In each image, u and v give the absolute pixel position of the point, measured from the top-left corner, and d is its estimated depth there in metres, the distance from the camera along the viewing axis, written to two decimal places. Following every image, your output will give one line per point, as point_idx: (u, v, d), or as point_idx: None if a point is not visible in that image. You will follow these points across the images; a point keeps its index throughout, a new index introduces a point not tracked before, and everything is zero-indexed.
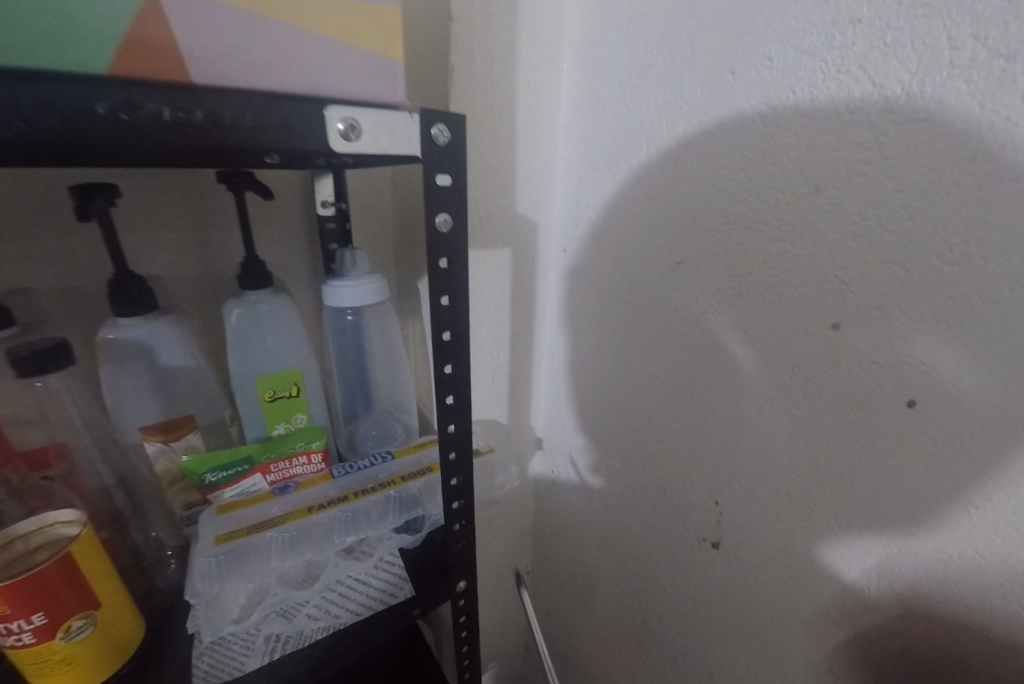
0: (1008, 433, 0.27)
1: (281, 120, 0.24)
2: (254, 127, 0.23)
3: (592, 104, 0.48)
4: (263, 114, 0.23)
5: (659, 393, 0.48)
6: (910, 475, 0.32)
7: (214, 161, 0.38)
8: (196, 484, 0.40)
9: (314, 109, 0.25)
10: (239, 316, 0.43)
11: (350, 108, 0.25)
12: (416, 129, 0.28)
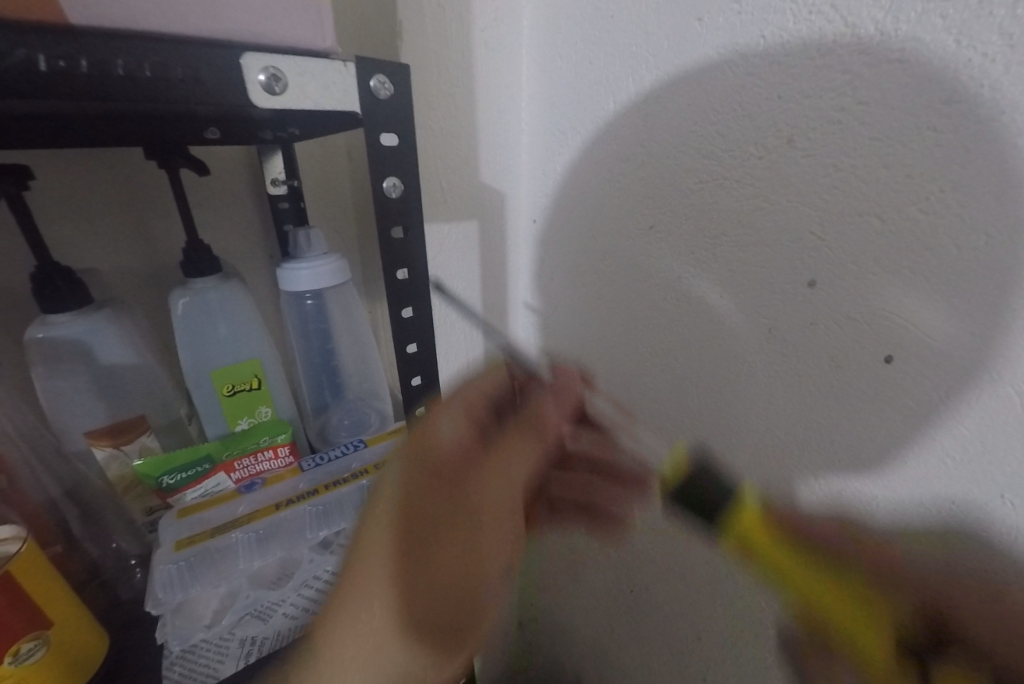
0: (985, 385, 0.27)
1: (186, 69, 0.23)
2: (154, 77, 0.22)
3: (555, 63, 0.45)
4: (164, 62, 0.22)
5: (638, 363, 0.47)
6: (890, 431, 0.31)
7: (141, 136, 0.34)
8: (153, 487, 0.38)
9: (228, 58, 0.23)
10: (185, 307, 0.39)
11: (272, 56, 0.24)
12: (352, 80, 0.27)
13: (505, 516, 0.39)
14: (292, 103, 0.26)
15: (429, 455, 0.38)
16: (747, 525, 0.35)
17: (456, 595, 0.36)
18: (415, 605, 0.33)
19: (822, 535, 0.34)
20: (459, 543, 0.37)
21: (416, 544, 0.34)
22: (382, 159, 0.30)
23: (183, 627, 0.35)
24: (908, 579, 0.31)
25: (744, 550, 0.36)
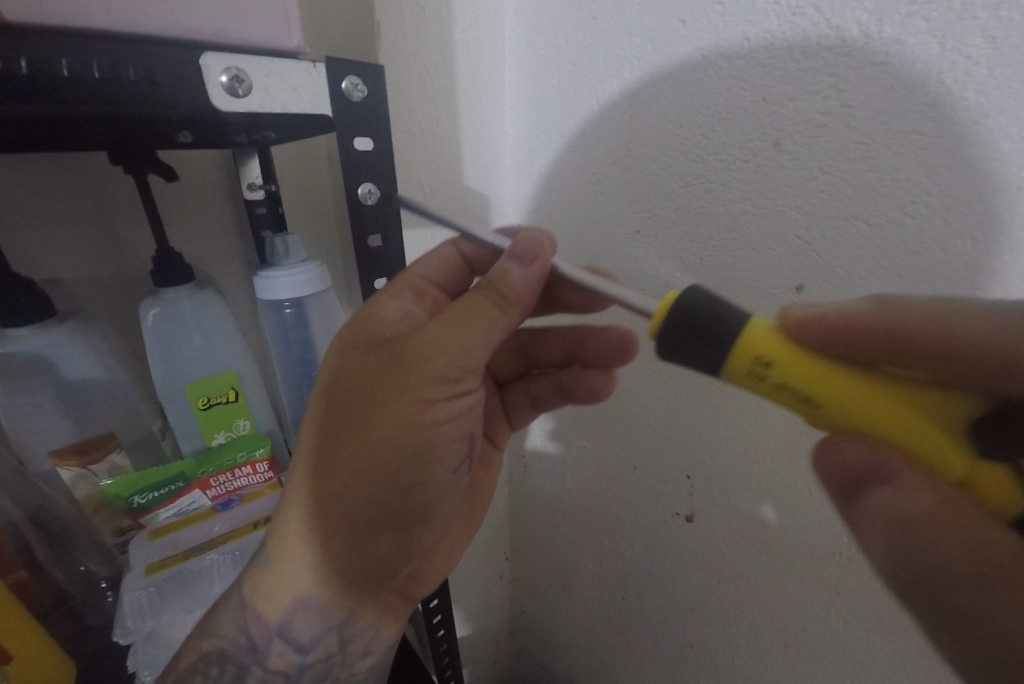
0: None
1: (142, 72, 0.20)
2: (104, 81, 0.19)
3: (537, 65, 0.45)
4: (116, 63, 0.19)
5: (626, 368, 0.47)
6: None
7: (104, 139, 0.32)
8: (123, 507, 0.36)
9: (188, 57, 0.21)
10: (156, 318, 0.38)
11: (234, 56, 0.22)
12: (322, 83, 0.26)
13: (464, 373, 0.31)
14: (259, 105, 0.23)
15: (374, 332, 0.33)
16: (758, 341, 0.26)
17: (410, 503, 0.33)
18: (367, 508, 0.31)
19: (873, 326, 0.26)
20: (400, 407, 0.30)
21: (377, 448, 0.30)
22: (359, 165, 0.30)
23: (155, 654, 0.35)
24: (966, 356, 0.26)
25: (778, 385, 0.26)
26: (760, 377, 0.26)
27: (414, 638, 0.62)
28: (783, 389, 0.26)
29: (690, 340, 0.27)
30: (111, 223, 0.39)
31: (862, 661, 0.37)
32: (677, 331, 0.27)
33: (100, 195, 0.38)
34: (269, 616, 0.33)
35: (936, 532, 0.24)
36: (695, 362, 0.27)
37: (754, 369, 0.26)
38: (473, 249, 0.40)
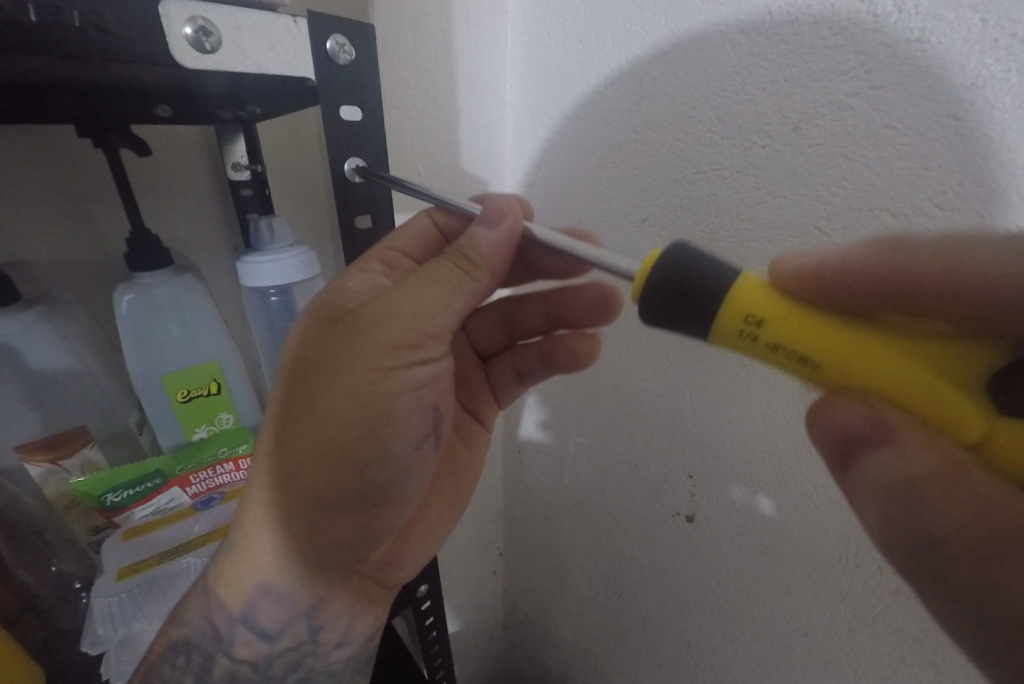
0: None
1: (88, 18, 0.17)
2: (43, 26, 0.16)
3: (542, 41, 0.42)
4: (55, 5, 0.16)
5: (626, 363, 0.45)
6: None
7: (69, 109, 0.29)
8: (95, 507, 0.34)
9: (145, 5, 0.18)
10: (130, 304, 0.35)
11: (199, 5, 0.19)
12: (304, 42, 0.23)
13: (424, 338, 0.30)
14: (230, 63, 0.21)
15: (334, 302, 0.31)
16: (749, 300, 0.25)
17: (372, 477, 0.31)
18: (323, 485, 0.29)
19: (867, 275, 0.25)
20: (354, 375, 0.28)
21: (337, 419, 0.29)
22: (347, 136, 0.27)
23: (128, 660, 0.33)
24: (973, 292, 0.25)
25: (771, 345, 0.25)
26: (751, 337, 0.25)
27: (405, 635, 0.61)
28: (778, 350, 0.25)
29: (683, 299, 0.26)
30: (84, 202, 0.37)
31: (866, 671, 0.36)
32: (669, 294, 0.26)
33: (71, 173, 0.36)
34: (231, 604, 0.31)
35: (951, 504, 0.21)
36: (687, 325, 0.27)
37: (747, 329, 0.25)
38: (447, 217, 0.37)
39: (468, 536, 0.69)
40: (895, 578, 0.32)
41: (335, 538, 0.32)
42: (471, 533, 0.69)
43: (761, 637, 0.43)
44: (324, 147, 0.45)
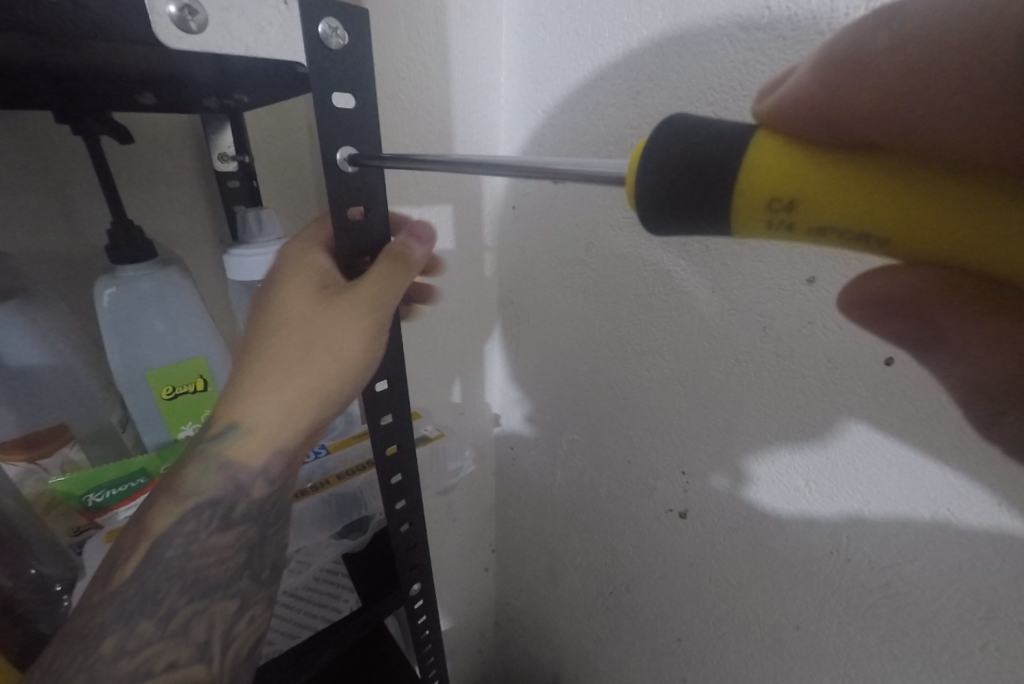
0: None
1: None
2: None
3: (538, 33, 0.41)
4: None
5: (619, 360, 0.44)
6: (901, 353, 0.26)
7: (48, 95, 0.28)
8: (77, 508, 0.33)
9: None
10: (113, 297, 0.34)
11: None
12: (295, 24, 0.22)
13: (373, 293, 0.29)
14: (217, 45, 0.20)
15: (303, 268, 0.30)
16: (769, 171, 0.17)
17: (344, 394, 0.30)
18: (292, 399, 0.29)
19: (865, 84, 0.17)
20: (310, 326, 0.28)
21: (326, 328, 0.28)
22: (339, 124, 0.25)
23: None
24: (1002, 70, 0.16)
25: (812, 232, 0.17)
26: (782, 222, 0.18)
27: (399, 631, 0.61)
28: (819, 232, 0.17)
29: (682, 192, 0.19)
30: (64, 191, 0.35)
31: (856, 664, 0.36)
32: (660, 189, 0.19)
33: (51, 160, 0.34)
34: None
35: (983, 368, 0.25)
36: (691, 231, 0.19)
37: (774, 215, 0.18)
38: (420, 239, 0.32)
39: (459, 533, 0.69)
40: (884, 573, 0.32)
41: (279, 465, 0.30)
42: (463, 530, 0.69)
43: (752, 631, 0.43)
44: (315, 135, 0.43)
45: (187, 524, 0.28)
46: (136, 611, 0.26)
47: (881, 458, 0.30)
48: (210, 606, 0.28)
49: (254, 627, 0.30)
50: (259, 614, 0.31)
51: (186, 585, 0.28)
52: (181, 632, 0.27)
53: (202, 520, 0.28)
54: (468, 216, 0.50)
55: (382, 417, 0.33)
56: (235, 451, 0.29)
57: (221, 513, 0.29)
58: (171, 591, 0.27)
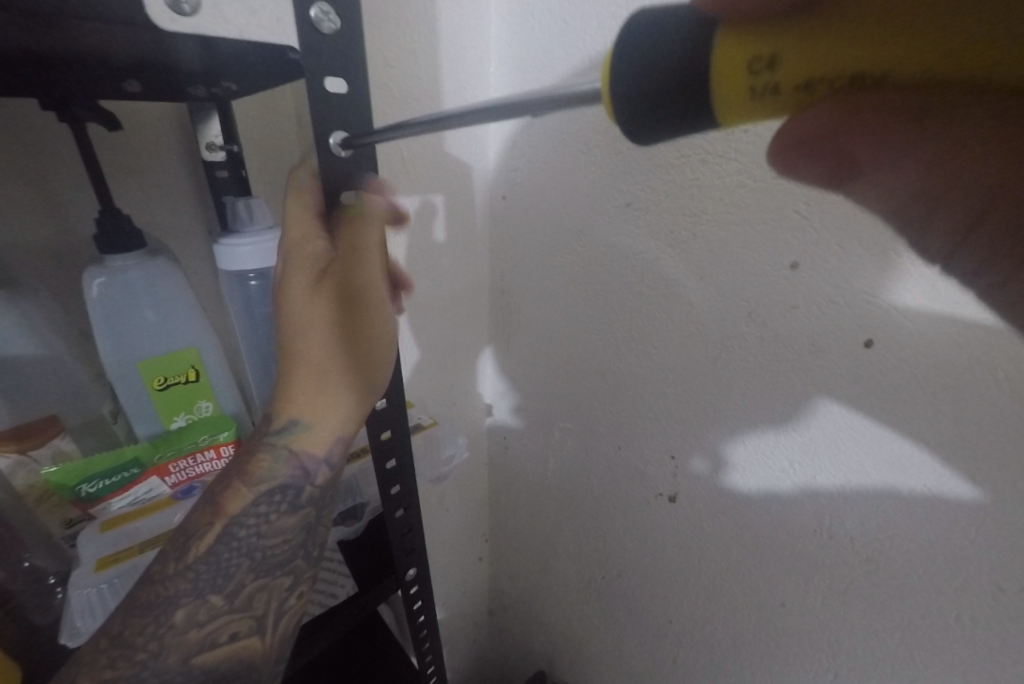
0: (968, 380, 0.26)
1: None
2: None
3: (526, 22, 0.42)
4: None
5: (609, 347, 0.45)
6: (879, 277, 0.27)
7: (37, 83, 0.28)
8: (70, 498, 0.33)
9: None
10: (102, 288, 0.34)
11: None
12: (288, 7, 0.21)
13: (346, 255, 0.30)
14: (210, 28, 0.20)
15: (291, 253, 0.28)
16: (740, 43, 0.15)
17: (376, 366, 0.32)
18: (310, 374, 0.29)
19: None
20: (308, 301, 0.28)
21: (330, 315, 0.29)
22: (331, 108, 0.25)
23: None
24: None
25: (797, 91, 0.15)
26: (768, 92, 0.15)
27: (393, 618, 0.61)
28: (809, 90, 0.15)
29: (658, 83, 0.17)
30: (46, 182, 0.34)
31: (838, 638, 0.37)
32: (634, 82, 0.17)
33: (35, 149, 0.33)
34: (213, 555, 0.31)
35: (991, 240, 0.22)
36: (676, 127, 0.17)
37: (759, 83, 0.16)
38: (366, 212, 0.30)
39: (452, 523, 0.69)
40: (866, 547, 0.34)
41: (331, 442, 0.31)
42: (455, 520, 0.69)
43: (740, 610, 0.44)
44: (305, 125, 0.42)
45: (259, 507, 0.29)
46: (208, 585, 0.28)
47: (859, 433, 0.31)
48: (271, 583, 0.30)
49: (303, 603, 0.32)
50: (307, 590, 0.32)
51: (254, 565, 0.29)
52: (245, 606, 0.29)
53: (273, 503, 0.30)
54: (458, 206, 0.50)
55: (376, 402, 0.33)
56: (301, 443, 0.30)
57: (291, 498, 0.30)
58: (241, 569, 0.29)
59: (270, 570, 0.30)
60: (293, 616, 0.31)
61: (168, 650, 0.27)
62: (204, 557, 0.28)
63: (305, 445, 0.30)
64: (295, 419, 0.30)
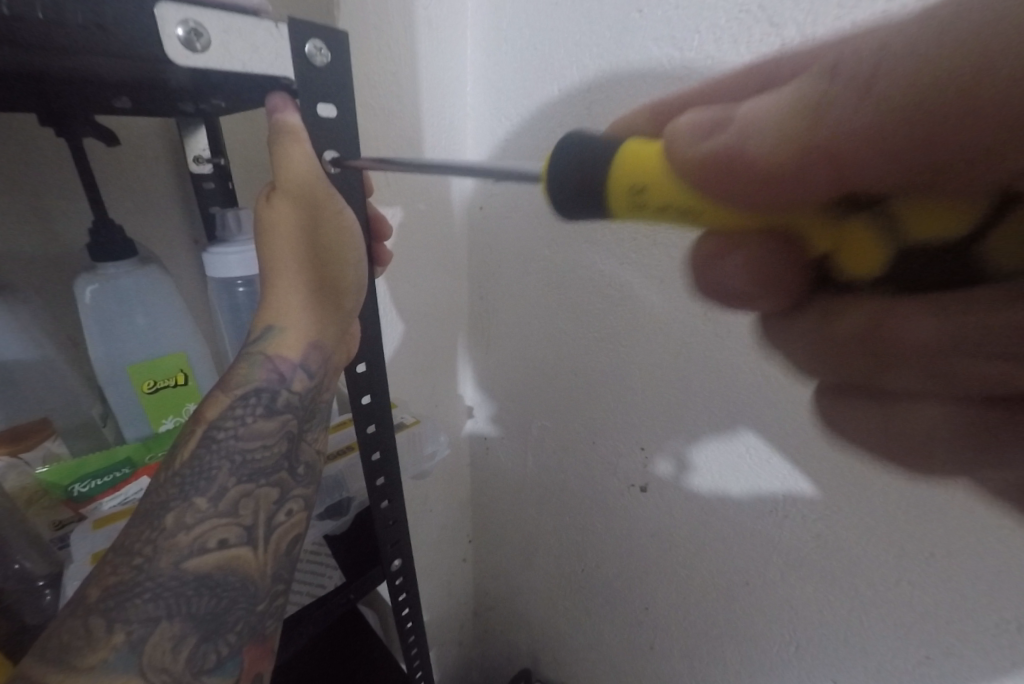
0: None
1: (93, 17, 0.18)
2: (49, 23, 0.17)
3: (499, 45, 0.45)
4: (63, 4, 0.17)
5: (583, 348, 0.48)
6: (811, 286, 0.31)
7: (39, 101, 0.30)
8: (61, 499, 0.34)
9: (139, 6, 0.19)
10: (94, 294, 0.35)
11: (190, 8, 0.20)
12: (285, 45, 0.24)
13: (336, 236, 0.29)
14: (218, 63, 0.21)
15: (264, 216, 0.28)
16: (630, 169, 0.20)
17: (350, 303, 0.31)
18: (293, 327, 0.29)
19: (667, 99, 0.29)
20: (288, 263, 0.28)
21: (311, 251, 0.29)
22: (321, 131, 0.27)
23: None
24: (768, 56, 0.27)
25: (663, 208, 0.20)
26: (639, 209, 0.21)
27: (377, 621, 0.62)
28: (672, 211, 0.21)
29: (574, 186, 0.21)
30: (39, 194, 0.35)
31: (798, 609, 0.40)
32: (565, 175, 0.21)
33: (31, 163, 0.35)
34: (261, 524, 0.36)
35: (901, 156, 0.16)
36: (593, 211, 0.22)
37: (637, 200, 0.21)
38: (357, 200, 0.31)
39: (435, 524, 0.71)
40: (816, 523, 0.37)
41: (312, 401, 0.30)
42: (438, 520, 0.71)
43: (709, 592, 0.47)
44: None
45: (236, 410, 0.27)
46: (192, 488, 0.25)
47: (792, 431, 0.35)
48: (257, 490, 0.27)
49: (295, 520, 0.29)
50: (298, 509, 0.29)
51: (237, 468, 0.27)
52: (232, 512, 0.26)
53: (249, 407, 0.27)
54: (437, 214, 0.53)
55: (361, 399, 0.35)
56: (270, 361, 0.28)
57: (267, 401, 0.28)
58: (224, 471, 0.26)
59: (254, 476, 0.27)
60: (287, 534, 0.28)
61: (159, 553, 0.24)
62: (188, 462, 0.26)
63: (282, 350, 0.28)
64: (272, 325, 0.29)
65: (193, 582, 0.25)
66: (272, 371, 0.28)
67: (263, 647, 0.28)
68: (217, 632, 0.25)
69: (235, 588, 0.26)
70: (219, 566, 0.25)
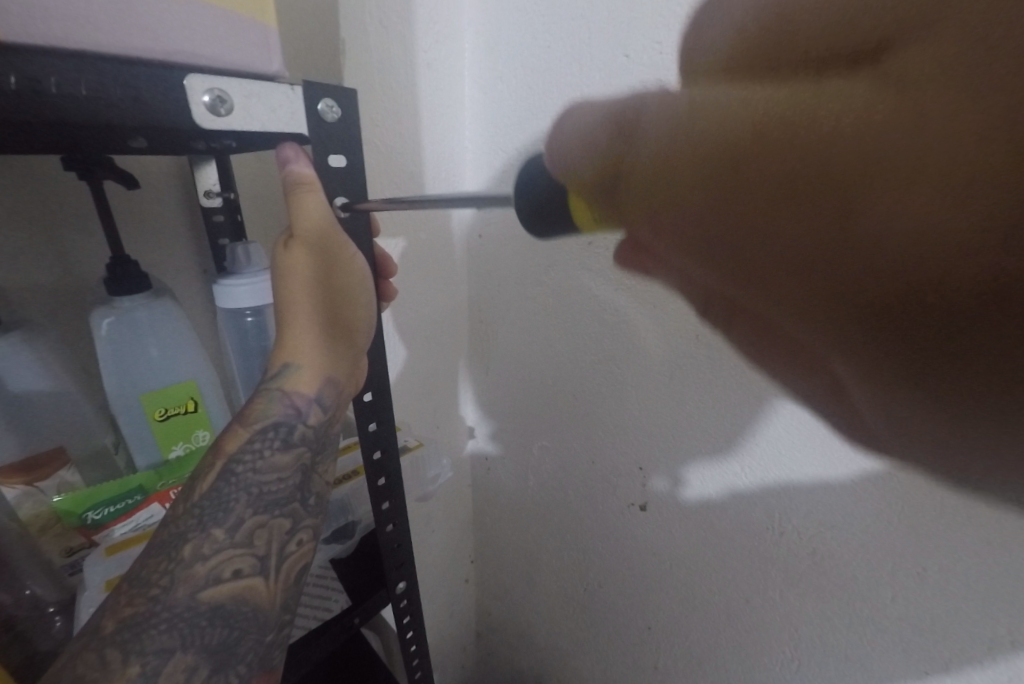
0: None
1: (129, 89, 0.20)
2: (92, 97, 0.19)
3: (495, 84, 0.46)
4: (104, 81, 0.19)
5: (581, 370, 0.49)
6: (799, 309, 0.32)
7: (64, 149, 0.31)
8: (75, 526, 0.35)
9: (171, 77, 0.20)
10: (110, 328, 0.37)
11: (216, 78, 0.22)
12: (299, 104, 0.26)
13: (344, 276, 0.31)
14: (240, 125, 0.23)
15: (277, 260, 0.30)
16: None
17: (360, 340, 0.33)
18: (307, 364, 0.30)
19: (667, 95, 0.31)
20: (301, 303, 0.30)
21: (324, 292, 0.30)
22: (331, 176, 0.29)
23: None
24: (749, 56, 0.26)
25: None
26: None
27: (380, 642, 0.63)
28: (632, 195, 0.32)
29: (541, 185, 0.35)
30: (58, 232, 0.37)
31: (797, 628, 0.41)
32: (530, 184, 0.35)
33: (53, 204, 0.36)
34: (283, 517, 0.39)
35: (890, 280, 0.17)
36: None
37: None
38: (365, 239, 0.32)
39: (437, 545, 0.71)
40: (811, 541, 0.38)
41: (323, 434, 0.31)
42: (441, 540, 0.71)
43: (709, 611, 0.47)
44: None
45: (255, 444, 0.28)
46: (210, 519, 0.27)
47: (784, 452, 0.37)
48: (271, 521, 0.28)
49: (304, 551, 0.30)
50: (308, 539, 0.30)
51: (254, 500, 0.28)
52: (247, 543, 0.27)
53: (267, 440, 0.29)
54: (438, 242, 0.55)
55: (367, 426, 0.36)
56: (283, 397, 0.29)
57: (284, 435, 0.29)
58: (241, 503, 0.27)
59: (269, 508, 0.28)
60: (296, 564, 0.29)
61: (176, 584, 0.25)
62: (207, 494, 0.27)
63: (297, 386, 0.30)
64: (288, 363, 0.30)
65: (208, 612, 0.26)
66: (287, 405, 0.29)
67: (271, 674, 0.28)
68: (228, 661, 0.26)
69: (246, 618, 0.27)
70: (233, 598, 0.26)
